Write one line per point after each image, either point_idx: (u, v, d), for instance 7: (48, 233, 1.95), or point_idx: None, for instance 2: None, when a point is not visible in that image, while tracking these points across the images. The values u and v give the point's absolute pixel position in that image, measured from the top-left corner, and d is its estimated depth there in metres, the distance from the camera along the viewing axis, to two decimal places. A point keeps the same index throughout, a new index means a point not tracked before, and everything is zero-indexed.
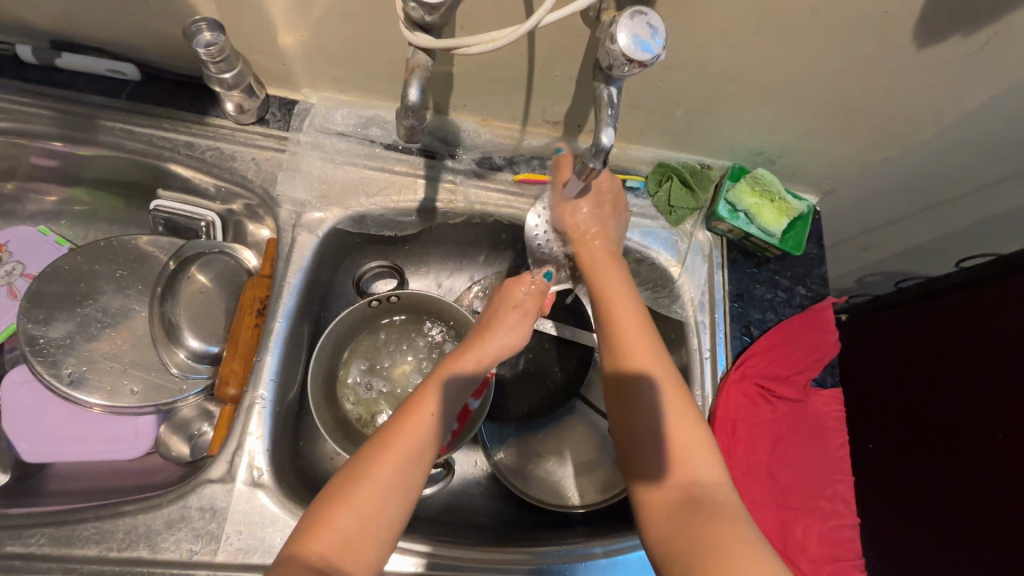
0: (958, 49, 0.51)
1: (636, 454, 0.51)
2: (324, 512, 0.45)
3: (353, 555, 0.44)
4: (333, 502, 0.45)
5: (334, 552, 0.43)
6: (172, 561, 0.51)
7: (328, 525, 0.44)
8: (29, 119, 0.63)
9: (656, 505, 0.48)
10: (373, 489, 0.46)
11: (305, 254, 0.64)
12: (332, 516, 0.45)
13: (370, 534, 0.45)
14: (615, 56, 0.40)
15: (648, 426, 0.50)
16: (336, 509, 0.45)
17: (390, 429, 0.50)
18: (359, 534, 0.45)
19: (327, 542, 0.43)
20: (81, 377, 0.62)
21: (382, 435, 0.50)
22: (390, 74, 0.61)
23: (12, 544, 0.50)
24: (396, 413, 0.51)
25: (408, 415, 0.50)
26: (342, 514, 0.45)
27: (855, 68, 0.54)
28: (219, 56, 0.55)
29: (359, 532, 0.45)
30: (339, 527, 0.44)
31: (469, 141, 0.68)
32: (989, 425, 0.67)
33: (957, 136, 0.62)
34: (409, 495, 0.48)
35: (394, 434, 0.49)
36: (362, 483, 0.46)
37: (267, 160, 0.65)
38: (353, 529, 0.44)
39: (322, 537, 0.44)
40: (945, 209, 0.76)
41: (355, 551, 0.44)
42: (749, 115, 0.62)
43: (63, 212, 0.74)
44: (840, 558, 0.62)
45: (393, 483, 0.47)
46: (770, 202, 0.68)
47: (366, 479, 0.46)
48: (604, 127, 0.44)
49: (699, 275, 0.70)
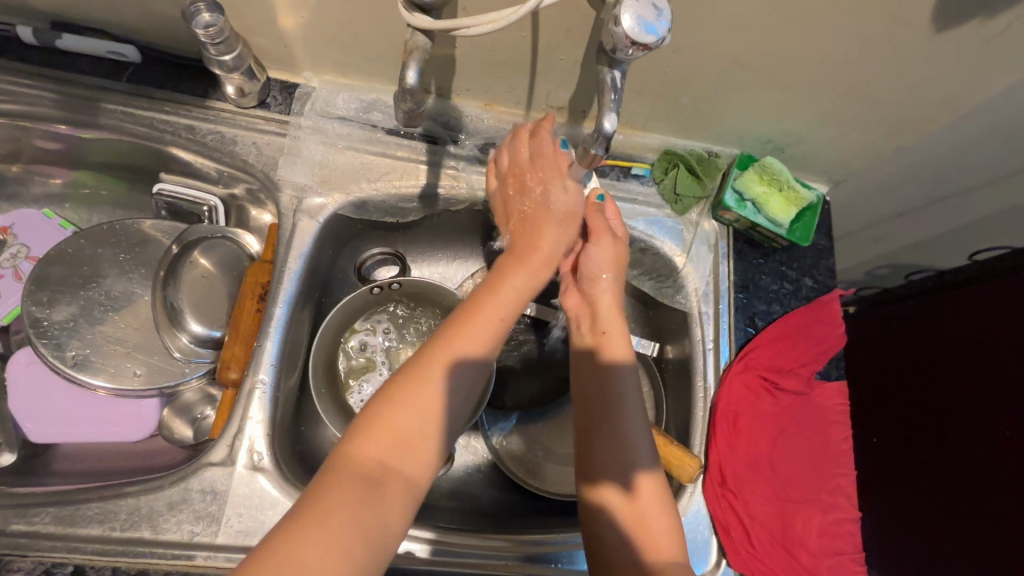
0: (976, 35, 0.49)
1: (604, 455, 0.50)
2: (381, 414, 0.42)
3: (412, 455, 0.42)
4: (392, 408, 0.42)
5: (391, 453, 0.41)
6: (173, 541, 0.52)
7: (389, 427, 0.42)
8: (31, 101, 0.62)
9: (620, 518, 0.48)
10: (436, 389, 0.44)
11: (305, 240, 0.64)
12: (390, 419, 0.42)
13: (430, 435, 0.43)
14: (619, 38, 0.39)
15: (612, 433, 0.50)
16: (394, 414, 0.42)
17: (451, 329, 0.47)
18: (418, 434, 0.42)
19: (386, 445, 0.41)
20: (85, 359, 0.62)
21: (445, 333, 0.47)
22: (392, 56, 0.60)
23: (17, 522, 0.51)
24: (457, 314, 0.48)
25: (470, 317, 0.47)
26: (403, 413, 0.42)
27: (869, 54, 0.52)
28: (218, 38, 0.54)
29: (418, 434, 0.42)
30: (397, 428, 0.42)
31: (472, 126, 0.67)
32: (997, 418, 0.66)
33: (972, 127, 0.61)
34: (459, 400, 0.45)
35: (453, 336, 0.46)
36: (423, 384, 0.44)
37: (268, 144, 0.65)
38: (412, 431, 0.42)
39: (376, 443, 0.41)
40: (959, 201, 0.74)
41: (412, 454, 0.42)
42: (757, 103, 0.60)
43: (67, 195, 0.74)
44: (839, 551, 0.61)
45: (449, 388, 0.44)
46: (777, 192, 0.66)
47: (424, 381, 0.44)
48: (607, 112, 0.43)
49: (705, 265, 0.69)
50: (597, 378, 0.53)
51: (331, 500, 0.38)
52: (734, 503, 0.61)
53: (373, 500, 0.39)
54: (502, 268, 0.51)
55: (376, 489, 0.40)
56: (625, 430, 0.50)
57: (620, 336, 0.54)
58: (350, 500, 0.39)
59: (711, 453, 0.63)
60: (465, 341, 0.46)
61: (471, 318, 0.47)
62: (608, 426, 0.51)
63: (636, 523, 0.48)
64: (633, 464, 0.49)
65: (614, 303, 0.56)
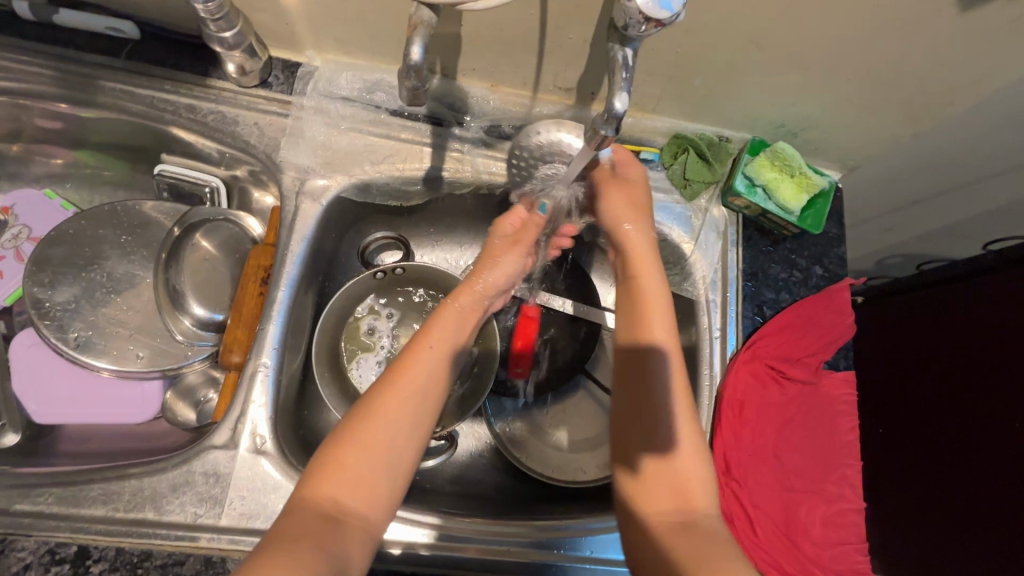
0: (1003, 15, 0.47)
1: (638, 418, 0.50)
2: (333, 453, 0.44)
3: (362, 491, 0.43)
4: (344, 444, 0.44)
5: (343, 490, 0.42)
6: (177, 523, 0.52)
7: (340, 466, 0.43)
8: (29, 78, 0.62)
9: (660, 481, 0.48)
10: (380, 428, 0.45)
11: (308, 222, 0.63)
12: (339, 456, 0.43)
13: (378, 472, 0.44)
14: (631, 14, 0.37)
15: (649, 389, 0.50)
16: (345, 449, 0.44)
17: (397, 366, 0.49)
18: (367, 471, 0.44)
19: (338, 482, 0.43)
20: (87, 341, 0.62)
21: (392, 371, 0.49)
22: (396, 35, 0.58)
23: (21, 501, 0.52)
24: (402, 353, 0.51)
25: (408, 355, 0.50)
26: (349, 452, 0.44)
27: (888, 34, 0.50)
28: (218, 13, 0.52)
29: (366, 471, 0.44)
30: (346, 467, 0.43)
31: (478, 108, 0.65)
32: (1009, 411, 0.65)
33: (993, 111, 0.58)
34: (415, 440, 0.47)
35: (396, 373, 0.48)
36: (376, 421, 0.45)
37: (270, 125, 0.63)
38: (362, 467, 0.43)
39: (331, 481, 0.43)
40: (976, 188, 0.72)
41: (362, 490, 0.43)
42: (771, 85, 0.59)
43: (68, 175, 0.73)
44: (841, 541, 0.60)
45: (404, 425, 0.46)
46: (789, 177, 0.65)
47: (374, 418, 0.46)
48: (617, 92, 0.42)
49: (713, 253, 0.68)
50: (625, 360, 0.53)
51: (292, 537, 0.39)
52: (737, 491, 0.61)
53: (328, 532, 0.40)
54: (448, 303, 0.55)
55: (331, 527, 0.41)
56: (648, 405, 0.50)
57: (659, 294, 0.54)
58: (311, 533, 0.39)
59: (716, 442, 0.63)
60: (405, 379, 0.48)
61: (412, 354, 0.50)
62: (644, 383, 0.51)
63: (677, 485, 0.47)
64: (664, 431, 0.49)
65: (649, 258, 0.56)
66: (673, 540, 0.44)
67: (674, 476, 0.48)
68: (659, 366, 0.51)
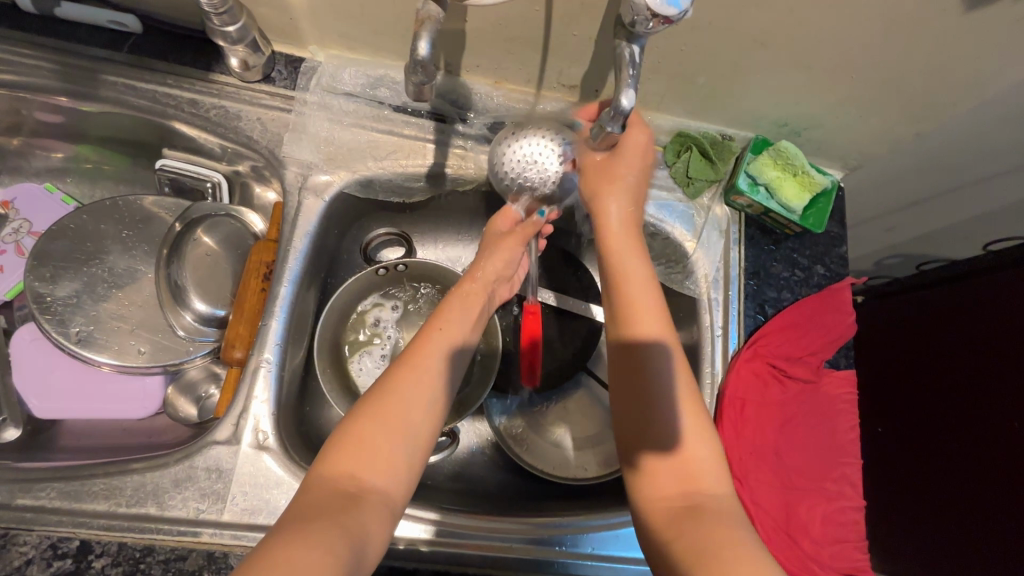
0: (1008, 15, 0.47)
1: (635, 408, 0.49)
2: (349, 432, 0.44)
3: (381, 468, 0.43)
4: (361, 423, 0.44)
5: (361, 468, 0.42)
6: (179, 518, 0.52)
7: (358, 444, 0.43)
8: (31, 72, 0.61)
9: (665, 466, 0.46)
10: (399, 407, 0.45)
11: (311, 218, 0.63)
12: (357, 434, 0.44)
13: (396, 450, 0.44)
14: (639, 10, 0.37)
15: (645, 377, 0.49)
16: (362, 428, 0.44)
17: (412, 350, 0.50)
18: (385, 449, 0.43)
19: (356, 460, 0.43)
20: (88, 336, 0.62)
21: (407, 354, 0.50)
22: (401, 30, 0.58)
23: (22, 496, 0.51)
24: (416, 338, 0.52)
25: (422, 339, 0.51)
26: (368, 429, 0.44)
27: (893, 34, 0.50)
28: (222, 7, 0.52)
29: (384, 449, 0.43)
30: (364, 444, 0.43)
31: (481, 104, 0.65)
32: (1008, 408, 0.65)
33: (995, 112, 0.59)
34: (431, 417, 0.47)
35: (410, 356, 0.49)
36: (391, 403, 0.45)
37: (273, 120, 0.63)
38: (378, 444, 0.43)
39: (349, 460, 0.43)
40: (977, 189, 0.73)
41: (381, 468, 0.43)
42: (775, 84, 0.59)
43: (69, 169, 0.73)
44: (842, 538, 0.60)
45: (422, 403, 0.46)
46: (791, 176, 0.65)
47: (390, 397, 0.46)
48: (624, 89, 0.42)
49: (715, 252, 0.68)
50: (622, 357, 0.50)
51: (308, 514, 0.38)
52: (739, 488, 0.61)
53: (347, 510, 0.40)
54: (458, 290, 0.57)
55: (349, 505, 0.40)
56: (646, 391, 0.48)
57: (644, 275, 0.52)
58: (329, 510, 0.39)
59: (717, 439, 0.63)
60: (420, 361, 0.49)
61: (426, 337, 0.51)
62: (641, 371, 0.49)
63: (683, 471, 0.45)
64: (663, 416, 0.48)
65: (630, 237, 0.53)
66: (676, 526, 0.43)
67: (678, 461, 0.46)
68: (650, 353, 0.49)
